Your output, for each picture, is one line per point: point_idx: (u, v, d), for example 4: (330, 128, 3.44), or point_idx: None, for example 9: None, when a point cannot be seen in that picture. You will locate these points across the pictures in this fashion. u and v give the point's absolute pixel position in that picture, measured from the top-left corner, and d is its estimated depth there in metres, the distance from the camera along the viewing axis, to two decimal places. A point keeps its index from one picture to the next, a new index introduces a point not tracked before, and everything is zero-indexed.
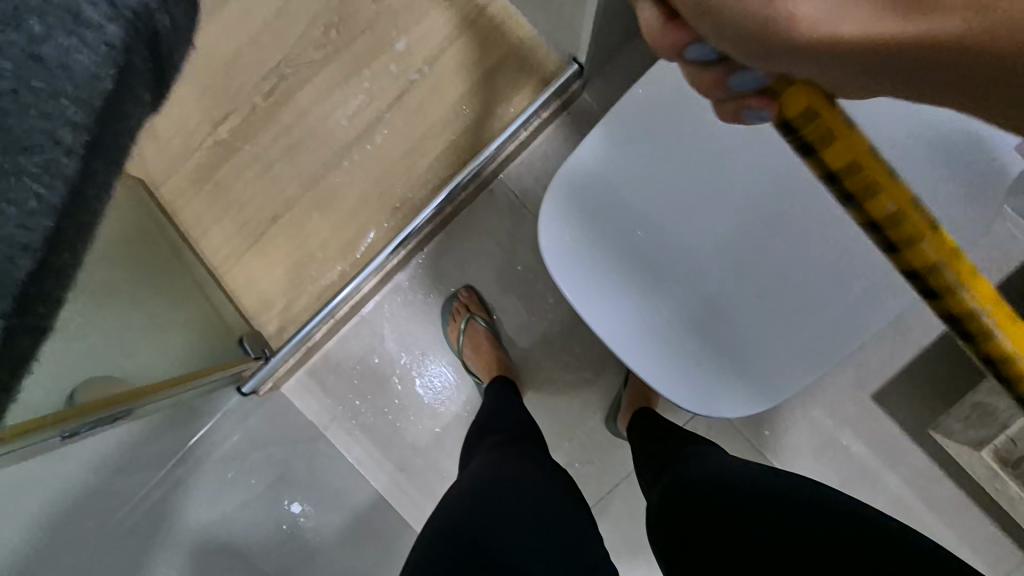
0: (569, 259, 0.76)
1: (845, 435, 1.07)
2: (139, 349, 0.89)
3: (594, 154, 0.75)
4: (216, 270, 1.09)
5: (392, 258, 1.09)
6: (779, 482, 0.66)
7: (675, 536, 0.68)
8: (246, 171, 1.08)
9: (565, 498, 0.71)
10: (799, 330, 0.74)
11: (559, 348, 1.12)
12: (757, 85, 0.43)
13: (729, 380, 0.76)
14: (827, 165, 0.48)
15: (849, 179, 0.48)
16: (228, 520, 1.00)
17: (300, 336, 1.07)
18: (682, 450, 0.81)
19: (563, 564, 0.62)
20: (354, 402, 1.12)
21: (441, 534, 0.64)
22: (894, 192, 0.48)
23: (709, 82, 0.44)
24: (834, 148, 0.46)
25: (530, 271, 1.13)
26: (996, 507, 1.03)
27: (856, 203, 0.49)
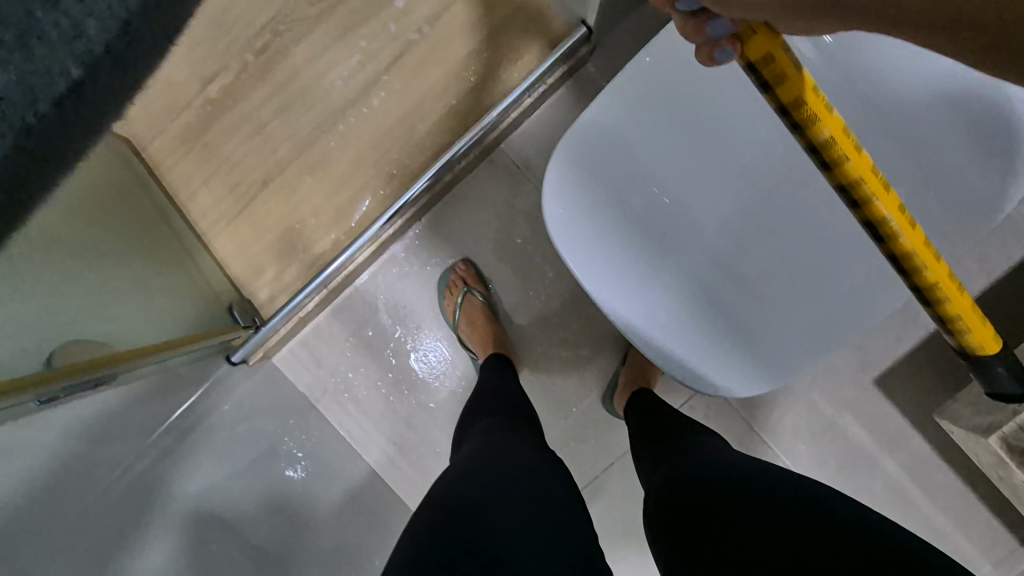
0: (572, 224, 0.73)
1: (844, 419, 1.06)
2: (116, 310, 0.84)
3: (603, 115, 0.71)
4: (205, 235, 1.05)
5: (387, 229, 1.06)
6: (788, 477, 0.63)
7: (677, 532, 0.64)
8: (236, 132, 1.04)
9: (563, 489, 0.67)
10: (810, 310, 0.71)
11: (557, 325, 1.10)
12: (727, 31, 0.45)
13: (735, 359, 0.74)
14: (779, 101, 0.50)
15: (798, 114, 0.50)
16: (219, 493, 0.98)
17: (293, 304, 1.04)
18: (684, 438, 0.79)
19: (559, 554, 0.58)
20: (346, 374, 1.10)
21: (443, 519, 0.60)
22: (838, 130, 0.51)
23: (689, 29, 0.46)
24: (785, 84, 0.48)
25: (530, 245, 1.09)
26: (993, 496, 1.02)
27: (800, 131, 0.51)
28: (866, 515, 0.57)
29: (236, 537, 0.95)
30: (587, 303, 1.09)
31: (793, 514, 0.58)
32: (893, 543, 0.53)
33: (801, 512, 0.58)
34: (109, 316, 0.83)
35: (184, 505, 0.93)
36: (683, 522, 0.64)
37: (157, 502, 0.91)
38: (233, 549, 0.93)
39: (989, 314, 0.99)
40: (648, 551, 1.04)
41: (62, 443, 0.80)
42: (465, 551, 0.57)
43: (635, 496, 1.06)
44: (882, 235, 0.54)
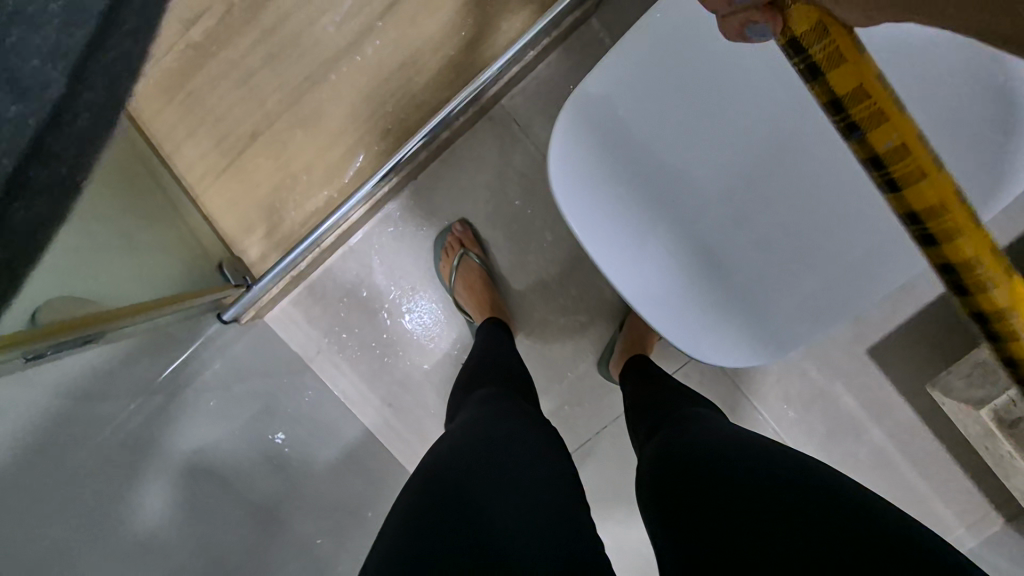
0: (580, 183, 0.70)
1: (834, 387, 1.07)
2: (103, 268, 0.81)
3: (618, 70, 0.67)
4: (191, 189, 1.01)
5: (381, 188, 1.03)
6: (781, 453, 0.63)
7: (664, 492, 0.65)
8: (222, 80, 0.98)
9: (555, 458, 0.67)
10: (815, 282, 0.70)
11: (554, 290, 1.08)
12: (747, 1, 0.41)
13: (733, 330, 0.73)
14: (833, 96, 0.44)
15: (851, 112, 0.44)
16: (210, 451, 0.98)
17: (284, 264, 1.01)
18: (679, 412, 0.77)
19: (553, 523, 0.57)
20: (341, 335, 1.09)
21: (429, 495, 0.60)
22: (904, 132, 0.44)
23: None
24: (841, 77, 0.42)
25: (528, 207, 1.07)
26: (974, 463, 1.04)
27: (862, 135, 0.44)
28: (853, 492, 0.56)
29: (238, 490, 0.97)
30: (586, 268, 1.07)
31: (794, 491, 0.57)
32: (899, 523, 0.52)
33: (798, 489, 0.57)
34: (97, 270, 0.79)
35: (179, 461, 0.95)
36: (675, 496, 0.63)
37: (152, 458, 0.93)
38: (235, 504, 0.96)
39: None
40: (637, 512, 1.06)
41: (53, 404, 0.82)
42: (451, 532, 0.56)
43: (626, 459, 1.07)
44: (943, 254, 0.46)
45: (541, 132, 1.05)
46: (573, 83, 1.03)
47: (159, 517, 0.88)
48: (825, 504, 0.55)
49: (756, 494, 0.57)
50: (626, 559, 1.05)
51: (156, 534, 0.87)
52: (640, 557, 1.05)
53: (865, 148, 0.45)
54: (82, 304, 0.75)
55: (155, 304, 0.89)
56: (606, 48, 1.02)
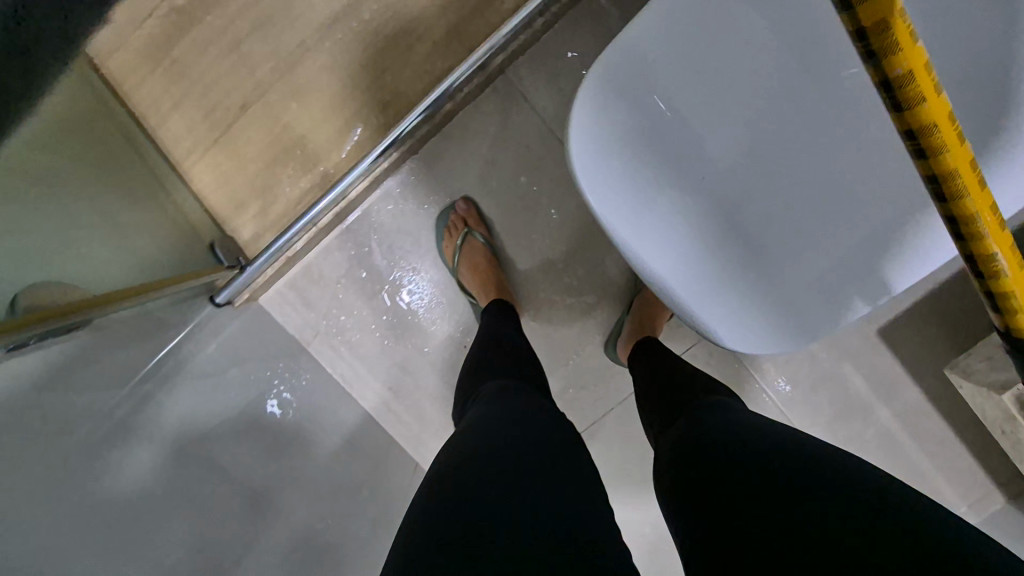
0: (606, 148, 0.64)
1: (844, 368, 1.06)
2: (65, 254, 0.74)
3: (652, 27, 0.61)
4: (179, 165, 0.96)
5: (380, 164, 0.97)
6: (808, 446, 0.59)
7: (685, 487, 0.62)
8: (210, 47, 0.92)
9: (565, 449, 0.64)
10: (860, 263, 0.63)
11: (560, 270, 1.05)
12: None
13: (763, 317, 0.66)
14: (879, 63, 0.35)
15: (898, 95, 0.37)
16: (203, 430, 0.92)
17: (279, 244, 0.97)
18: (700, 402, 0.73)
19: (561, 525, 0.54)
20: (339, 317, 1.06)
21: (439, 500, 0.57)
22: (943, 110, 0.37)
23: None
24: (895, 40, 0.34)
25: (534, 184, 1.03)
26: (981, 443, 1.03)
27: (902, 108, 0.37)
28: (891, 487, 0.52)
29: (233, 475, 0.89)
30: (592, 247, 1.04)
31: (818, 477, 0.54)
32: (943, 523, 0.48)
33: (827, 477, 0.54)
34: (71, 254, 0.75)
35: (176, 440, 0.88)
36: (693, 489, 0.61)
37: (140, 431, 0.85)
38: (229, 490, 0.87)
39: None
40: (643, 494, 1.04)
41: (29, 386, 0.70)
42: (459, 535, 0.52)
43: (632, 442, 1.05)
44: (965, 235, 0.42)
45: (547, 104, 1.00)
46: (581, 52, 0.98)
47: (143, 488, 0.78)
48: (855, 492, 0.51)
49: (771, 481, 0.55)
50: (633, 542, 1.04)
51: (144, 502, 0.77)
52: (647, 540, 1.04)
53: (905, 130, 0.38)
54: (50, 290, 0.69)
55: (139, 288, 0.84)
56: (616, 16, 0.96)
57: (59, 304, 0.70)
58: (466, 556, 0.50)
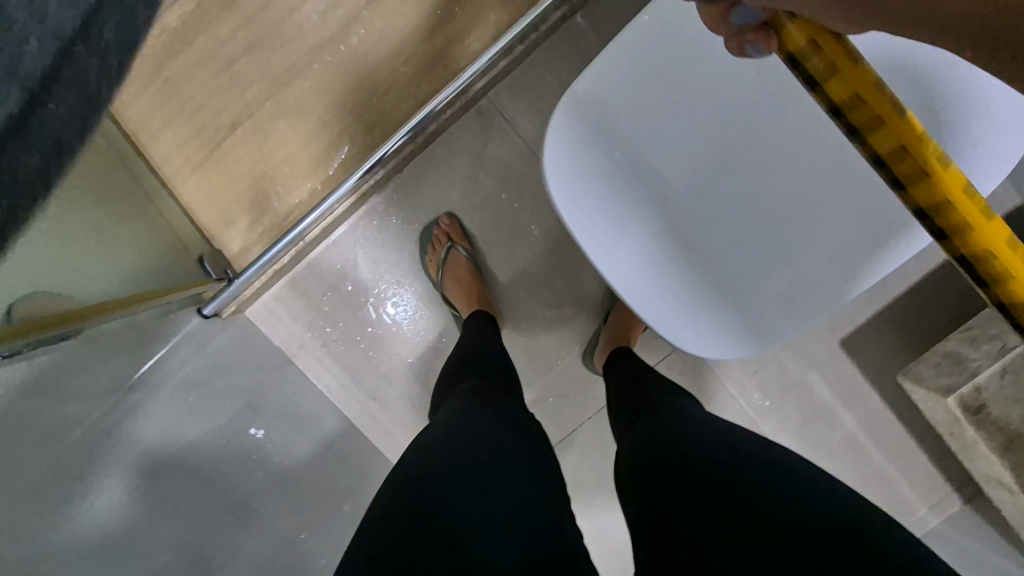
0: (577, 178, 0.68)
1: (809, 377, 1.11)
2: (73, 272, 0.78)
3: (614, 66, 0.66)
4: (168, 181, 0.98)
5: (367, 181, 1.01)
6: (753, 446, 0.65)
7: (640, 482, 0.66)
8: (200, 68, 0.95)
9: (532, 450, 0.69)
10: (817, 274, 0.68)
11: (540, 283, 1.09)
12: (753, 19, 0.44)
13: (732, 324, 0.71)
14: (831, 100, 0.45)
15: (895, 164, 0.45)
16: (175, 447, 0.95)
17: (267, 257, 0.99)
18: (658, 402, 0.79)
19: (526, 524, 0.58)
20: (325, 329, 1.07)
21: (399, 500, 0.59)
22: (951, 177, 0.45)
23: (712, 15, 0.46)
24: (838, 80, 0.44)
25: (514, 201, 1.07)
26: (938, 448, 1.09)
27: (860, 135, 0.46)
28: (824, 488, 0.58)
29: (210, 486, 0.94)
30: (570, 261, 1.08)
31: (765, 479, 0.59)
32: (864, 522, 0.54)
33: (766, 479, 0.59)
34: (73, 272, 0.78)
35: (152, 458, 0.92)
36: (650, 483, 0.65)
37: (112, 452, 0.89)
38: (210, 496, 0.93)
39: (948, 283, 1.05)
40: None
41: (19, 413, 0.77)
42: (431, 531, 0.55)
43: (609, 449, 1.09)
44: (988, 284, 0.47)
45: (527, 126, 1.05)
46: (558, 77, 1.03)
47: (127, 512, 0.85)
48: (785, 492, 0.57)
49: (726, 481, 0.60)
50: (610, 548, 1.07)
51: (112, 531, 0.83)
52: (622, 542, 1.07)
53: (910, 200, 0.46)
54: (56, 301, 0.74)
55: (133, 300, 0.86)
56: (591, 46, 1.02)
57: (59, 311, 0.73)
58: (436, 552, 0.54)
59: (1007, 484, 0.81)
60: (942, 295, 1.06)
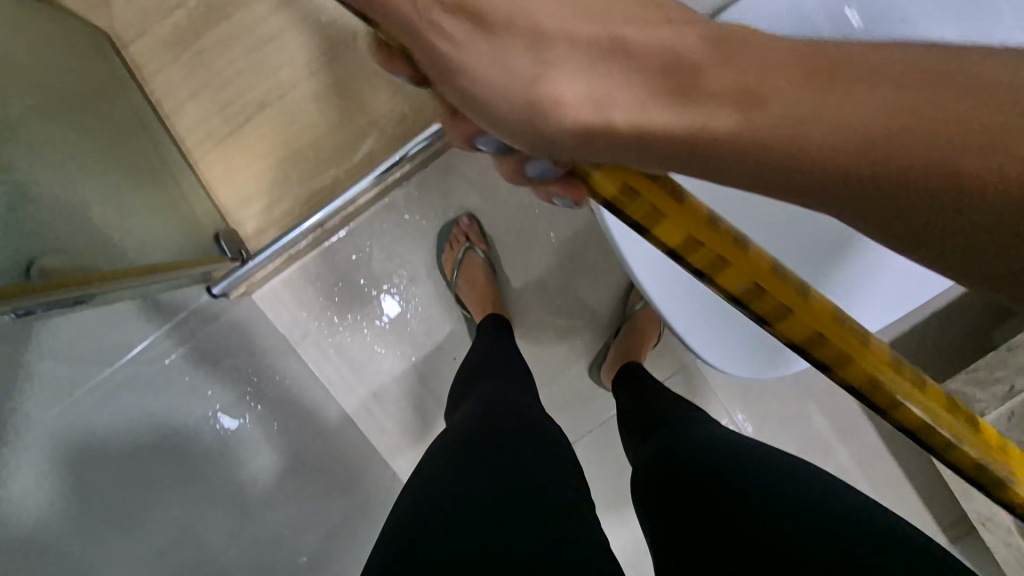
0: None
1: (809, 408, 1.12)
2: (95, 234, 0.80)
3: None
4: (189, 154, 0.97)
5: (393, 172, 1.00)
6: (776, 458, 0.65)
7: (657, 493, 0.67)
8: (235, 45, 0.95)
9: (552, 456, 0.69)
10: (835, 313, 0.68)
11: (553, 291, 1.09)
12: (548, 173, 0.47)
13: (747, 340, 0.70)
14: (666, 245, 0.45)
15: (756, 303, 0.46)
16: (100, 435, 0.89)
17: (282, 241, 0.97)
18: (675, 418, 0.78)
19: (536, 528, 0.60)
20: (332, 319, 1.05)
21: (415, 506, 0.62)
22: (815, 311, 0.45)
23: (516, 167, 0.49)
24: (663, 223, 0.44)
25: (534, 207, 1.08)
26: (931, 489, 1.09)
27: (706, 277, 0.46)
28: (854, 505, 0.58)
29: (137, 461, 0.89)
30: (584, 272, 1.09)
31: (773, 497, 0.59)
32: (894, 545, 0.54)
33: (788, 494, 0.59)
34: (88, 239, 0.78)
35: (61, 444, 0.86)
36: (660, 497, 0.66)
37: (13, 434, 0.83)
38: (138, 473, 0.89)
39: None
40: (614, 516, 1.06)
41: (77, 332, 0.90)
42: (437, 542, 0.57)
43: (608, 464, 1.08)
44: (888, 408, 0.46)
45: None
46: None
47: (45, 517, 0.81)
48: (810, 510, 0.57)
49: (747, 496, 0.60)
50: None
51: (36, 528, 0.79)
52: None
53: (786, 337, 0.46)
54: (82, 265, 0.75)
55: (156, 266, 0.86)
56: None
57: (85, 273, 0.74)
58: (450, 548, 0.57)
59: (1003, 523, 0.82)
60: None
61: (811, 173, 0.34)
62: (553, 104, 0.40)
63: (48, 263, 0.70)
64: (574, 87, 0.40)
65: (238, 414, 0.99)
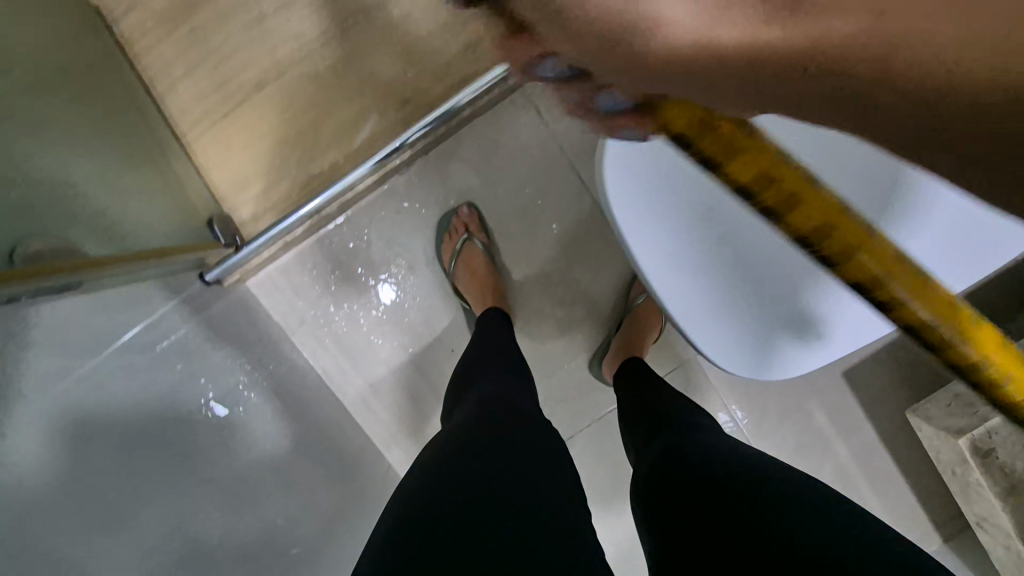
0: (639, 187, 0.67)
1: (810, 405, 1.11)
2: (93, 221, 0.79)
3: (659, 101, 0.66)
4: (183, 136, 0.94)
5: (394, 158, 0.97)
6: (780, 468, 0.63)
7: (659, 499, 0.65)
8: (232, 22, 0.92)
9: (554, 460, 0.68)
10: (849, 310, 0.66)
11: (555, 283, 1.07)
12: (620, 107, 0.41)
13: (754, 335, 0.68)
14: (738, 182, 0.45)
15: (826, 240, 0.47)
16: (102, 416, 0.84)
17: (278, 228, 0.94)
18: (677, 418, 0.77)
19: (534, 532, 0.58)
20: (329, 309, 1.03)
21: (415, 496, 0.61)
22: (879, 249, 0.48)
23: (587, 93, 0.41)
24: (737, 161, 0.43)
25: (538, 197, 1.05)
26: (927, 488, 1.09)
27: (777, 217, 0.47)
28: (862, 521, 0.56)
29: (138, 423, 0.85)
30: (586, 264, 1.07)
31: (779, 501, 0.58)
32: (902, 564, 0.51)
33: (794, 505, 0.57)
34: (81, 228, 0.76)
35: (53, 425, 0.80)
36: (661, 503, 0.64)
37: None
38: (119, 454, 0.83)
39: None
40: (610, 511, 1.05)
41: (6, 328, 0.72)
42: (435, 540, 0.56)
43: (606, 458, 1.07)
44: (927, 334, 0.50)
45: (561, 122, 1.03)
46: None
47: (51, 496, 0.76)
48: (817, 520, 0.55)
49: (750, 505, 0.58)
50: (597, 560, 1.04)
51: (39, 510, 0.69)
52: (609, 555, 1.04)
53: (849, 277, 0.49)
54: (72, 253, 0.72)
55: (155, 253, 0.84)
56: None
57: (74, 260, 0.71)
58: (447, 543, 0.56)
59: (1004, 528, 0.81)
60: None
61: (822, 97, 0.32)
62: (644, 28, 0.31)
63: (33, 247, 0.67)
64: (682, 2, 0.30)
65: (228, 404, 0.96)
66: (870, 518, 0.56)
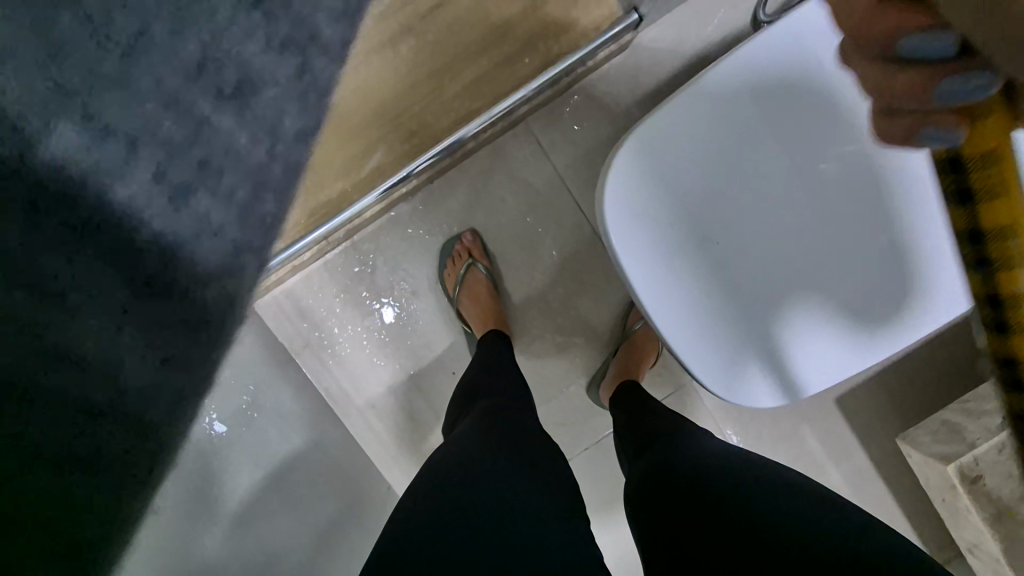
0: (636, 219, 0.70)
1: (804, 429, 1.13)
2: None
3: (658, 137, 0.69)
4: None
5: (403, 185, 1.02)
6: (782, 480, 0.63)
7: (657, 512, 0.66)
8: None
9: (556, 478, 0.70)
10: (819, 340, 0.71)
11: (554, 308, 1.10)
12: (962, 103, 0.27)
13: (736, 363, 0.71)
14: None
15: None
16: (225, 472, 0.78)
17: (291, 251, 0.98)
18: (671, 429, 0.79)
19: (533, 552, 0.59)
20: (333, 330, 1.07)
21: (421, 504, 0.62)
22: None
23: (892, 87, 0.29)
24: None
25: (539, 224, 1.09)
26: (920, 512, 1.11)
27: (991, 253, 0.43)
28: (867, 530, 0.55)
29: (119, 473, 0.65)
30: (585, 290, 1.10)
31: (780, 513, 0.58)
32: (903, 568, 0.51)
33: (797, 517, 0.57)
34: None
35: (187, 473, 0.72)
36: (659, 516, 0.65)
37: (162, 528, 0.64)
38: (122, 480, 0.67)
39: (941, 352, 1.10)
40: (609, 535, 1.06)
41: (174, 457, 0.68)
42: (438, 547, 0.58)
43: (604, 481, 1.08)
44: None
45: (560, 154, 1.08)
46: (595, 115, 1.07)
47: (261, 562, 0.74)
48: (818, 530, 0.55)
49: (753, 517, 0.58)
50: None
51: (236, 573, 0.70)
52: None
53: None
54: None
55: None
56: (636, 91, 1.06)
57: None
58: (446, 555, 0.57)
59: (991, 552, 0.83)
60: (936, 363, 1.11)
61: None
62: None
63: None
64: None
65: None
66: (877, 527, 0.56)
